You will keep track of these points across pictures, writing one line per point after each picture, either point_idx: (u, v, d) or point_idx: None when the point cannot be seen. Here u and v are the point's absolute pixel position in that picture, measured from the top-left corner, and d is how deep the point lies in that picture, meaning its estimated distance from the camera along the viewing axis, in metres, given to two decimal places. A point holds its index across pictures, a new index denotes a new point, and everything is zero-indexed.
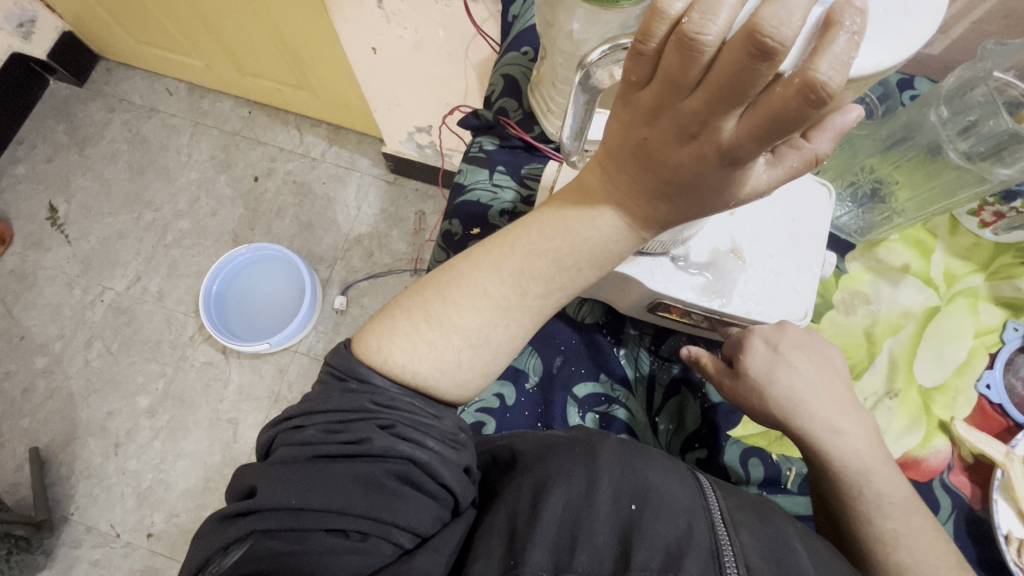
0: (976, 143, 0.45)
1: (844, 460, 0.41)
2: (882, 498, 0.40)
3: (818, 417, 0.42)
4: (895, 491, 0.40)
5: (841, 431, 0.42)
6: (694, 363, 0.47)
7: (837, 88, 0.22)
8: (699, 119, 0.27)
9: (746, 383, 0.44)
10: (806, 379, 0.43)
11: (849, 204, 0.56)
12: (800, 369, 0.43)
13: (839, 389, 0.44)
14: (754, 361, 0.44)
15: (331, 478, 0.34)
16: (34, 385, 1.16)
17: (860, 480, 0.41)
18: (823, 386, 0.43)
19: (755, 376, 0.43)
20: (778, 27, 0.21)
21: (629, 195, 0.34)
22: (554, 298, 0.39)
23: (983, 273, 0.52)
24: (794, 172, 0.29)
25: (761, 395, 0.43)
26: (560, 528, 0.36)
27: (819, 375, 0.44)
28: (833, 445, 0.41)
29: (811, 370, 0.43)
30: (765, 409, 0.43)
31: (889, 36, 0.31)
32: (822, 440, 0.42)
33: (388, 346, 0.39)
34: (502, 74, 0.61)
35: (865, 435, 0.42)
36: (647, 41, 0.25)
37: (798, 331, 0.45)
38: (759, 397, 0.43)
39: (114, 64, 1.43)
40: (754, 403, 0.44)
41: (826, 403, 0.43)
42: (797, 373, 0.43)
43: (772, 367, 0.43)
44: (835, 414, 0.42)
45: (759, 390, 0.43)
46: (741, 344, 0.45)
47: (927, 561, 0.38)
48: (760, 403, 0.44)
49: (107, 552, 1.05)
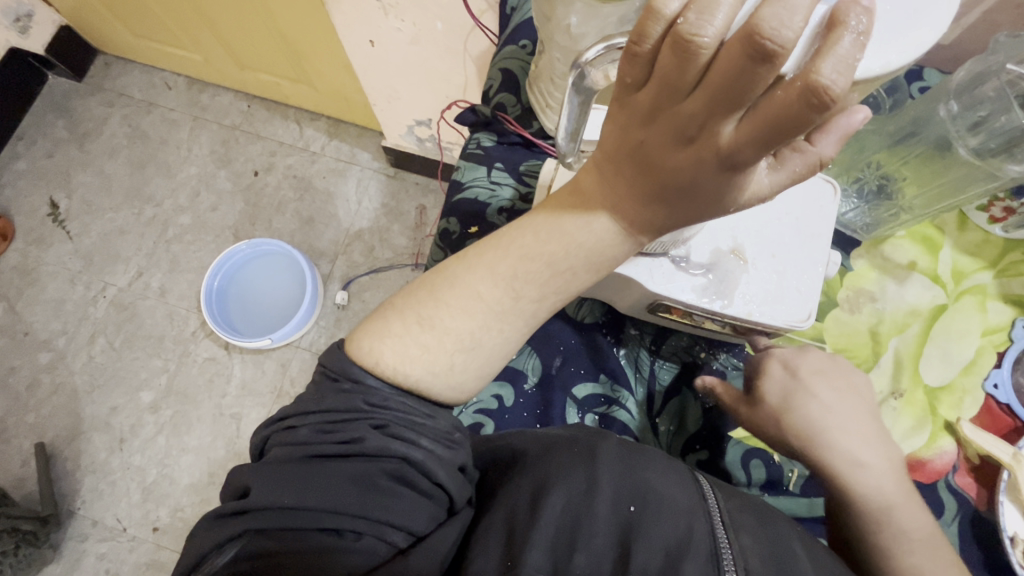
0: (986, 139, 0.44)
1: (865, 495, 0.40)
2: (904, 534, 0.39)
3: (838, 447, 0.41)
4: (920, 528, 0.39)
5: (853, 452, 0.41)
6: (709, 391, 0.47)
7: (842, 92, 0.21)
8: (697, 122, 0.26)
9: (764, 411, 0.44)
10: (827, 407, 0.43)
11: (855, 200, 0.54)
12: (820, 397, 0.43)
13: (862, 418, 0.43)
14: (771, 386, 0.45)
15: (324, 478, 0.34)
16: (39, 380, 1.16)
17: (882, 516, 0.39)
18: (846, 415, 0.43)
19: (771, 403, 0.44)
20: (778, 29, 0.20)
21: (625, 198, 0.32)
22: (548, 302, 0.38)
23: (992, 270, 0.51)
24: (798, 176, 0.28)
25: (778, 421, 0.44)
26: (559, 527, 0.35)
27: (843, 402, 0.43)
28: (856, 480, 0.40)
29: (833, 397, 0.43)
30: (782, 438, 0.43)
31: (897, 36, 0.30)
32: (844, 473, 0.41)
33: (379, 347, 0.38)
34: (500, 68, 0.60)
35: (890, 470, 0.41)
36: (642, 42, 0.24)
37: (820, 357, 0.45)
38: (777, 425, 0.43)
39: (112, 58, 1.42)
40: (770, 430, 0.44)
41: (850, 436, 0.42)
42: (815, 399, 0.43)
43: (790, 392, 0.44)
44: (859, 446, 0.41)
45: (773, 416, 0.44)
46: (759, 368, 0.46)
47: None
48: (775, 430, 0.44)
49: (114, 546, 1.06)
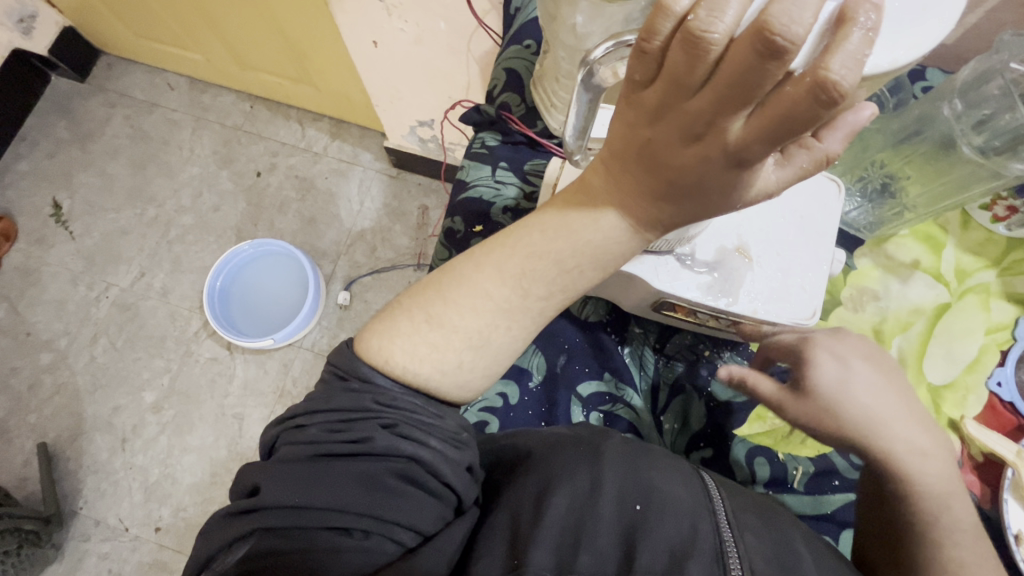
0: (991, 137, 0.44)
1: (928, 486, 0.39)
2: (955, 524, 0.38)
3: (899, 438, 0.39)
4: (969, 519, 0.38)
5: (911, 442, 0.40)
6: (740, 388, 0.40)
7: (850, 87, 0.21)
8: (704, 120, 0.26)
9: (820, 404, 0.39)
10: (879, 394, 0.40)
11: (859, 199, 0.54)
12: (870, 383, 0.40)
13: (910, 403, 0.41)
14: (823, 377, 0.40)
15: (333, 477, 0.34)
16: (41, 380, 1.17)
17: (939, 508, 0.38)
18: (896, 401, 0.41)
19: (826, 393, 0.40)
20: (788, 25, 0.21)
21: (633, 197, 0.33)
22: (556, 300, 0.38)
23: (995, 269, 0.51)
24: (805, 173, 0.28)
25: (836, 415, 0.39)
26: (563, 527, 0.35)
27: (888, 387, 0.41)
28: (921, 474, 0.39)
29: (880, 381, 0.41)
30: (845, 433, 0.39)
31: (905, 32, 0.30)
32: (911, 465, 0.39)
33: (388, 346, 0.38)
34: (503, 68, 0.61)
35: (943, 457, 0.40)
36: (652, 39, 0.24)
37: (849, 338, 0.43)
38: (835, 419, 0.39)
39: (114, 59, 1.42)
40: (830, 425, 0.39)
41: (905, 426, 0.40)
42: (867, 385, 0.40)
43: (842, 380, 0.40)
44: (916, 434, 0.40)
45: (829, 408, 0.39)
46: (803, 356, 0.41)
47: None
48: (834, 424, 0.39)
49: (116, 545, 1.06)
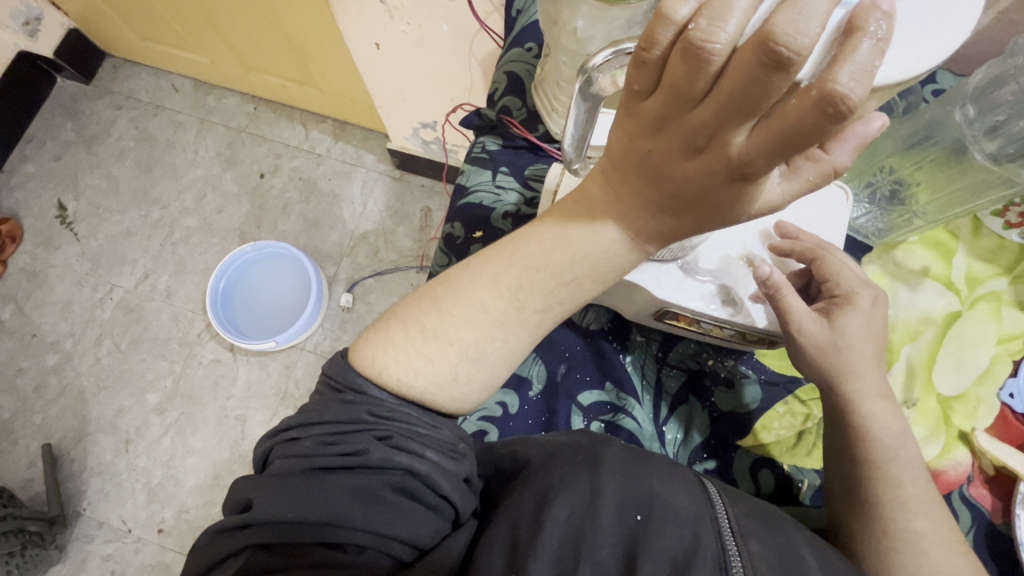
0: (1004, 144, 0.43)
1: (896, 444, 0.40)
2: (926, 507, 0.39)
3: (888, 402, 0.42)
4: (928, 493, 0.40)
5: (895, 408, 0.42)
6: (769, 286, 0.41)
7: (859, 101, 0.20)
8: (707, 132, 0.25)
9: (830, 334, 0.41)
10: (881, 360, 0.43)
11: (867, 204, 0.53)
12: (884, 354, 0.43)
13: None
14: (853, 324, 0.41)
15: (326, 492, 0.34)
16: (46, 382, 1.17)
17: (918, 511, 0.39)
18: None
19: (847, 335, 0.41)
20: (793, 36, 0.20)
21: (633, 208, 0.32)
22: (554, 313, 0.38)
23: (1007, 276, 0.50)
24: (811, 186, 0.27)
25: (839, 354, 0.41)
26: (563, 539, 0.34)
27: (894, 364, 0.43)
28: (894, 440, 0.41)
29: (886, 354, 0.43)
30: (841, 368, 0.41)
31: (918, 41, 0.29)
32: (888, 427, 0.41)
33: (382, 358, 0.37)
34: (505, 72, 0.60)
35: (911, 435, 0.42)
36: (651, 48, 0.23)
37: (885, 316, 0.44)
38: (836, 353, 0.41)
39: (120, 61, 1.42)
40: (833, 359, 0.41)
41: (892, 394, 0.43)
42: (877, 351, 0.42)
43: (864, 334, 0.42)
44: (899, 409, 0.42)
45: (842, 347, 0.41)
46: (846, 300, 0.42)
47: (949, 561, 0.37)
48: (837, 360, 0.41)
49: (119, 547, 1.06)
